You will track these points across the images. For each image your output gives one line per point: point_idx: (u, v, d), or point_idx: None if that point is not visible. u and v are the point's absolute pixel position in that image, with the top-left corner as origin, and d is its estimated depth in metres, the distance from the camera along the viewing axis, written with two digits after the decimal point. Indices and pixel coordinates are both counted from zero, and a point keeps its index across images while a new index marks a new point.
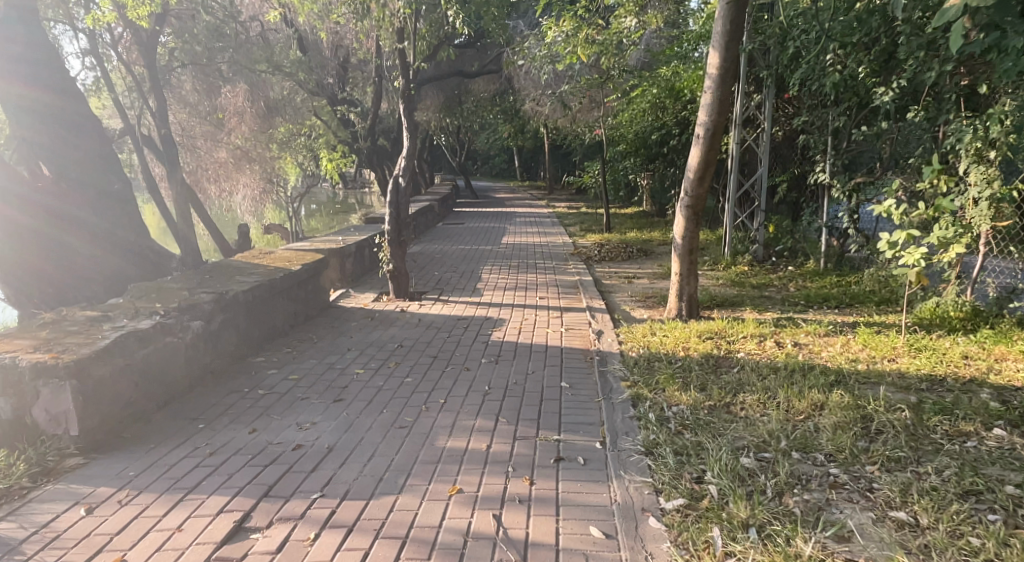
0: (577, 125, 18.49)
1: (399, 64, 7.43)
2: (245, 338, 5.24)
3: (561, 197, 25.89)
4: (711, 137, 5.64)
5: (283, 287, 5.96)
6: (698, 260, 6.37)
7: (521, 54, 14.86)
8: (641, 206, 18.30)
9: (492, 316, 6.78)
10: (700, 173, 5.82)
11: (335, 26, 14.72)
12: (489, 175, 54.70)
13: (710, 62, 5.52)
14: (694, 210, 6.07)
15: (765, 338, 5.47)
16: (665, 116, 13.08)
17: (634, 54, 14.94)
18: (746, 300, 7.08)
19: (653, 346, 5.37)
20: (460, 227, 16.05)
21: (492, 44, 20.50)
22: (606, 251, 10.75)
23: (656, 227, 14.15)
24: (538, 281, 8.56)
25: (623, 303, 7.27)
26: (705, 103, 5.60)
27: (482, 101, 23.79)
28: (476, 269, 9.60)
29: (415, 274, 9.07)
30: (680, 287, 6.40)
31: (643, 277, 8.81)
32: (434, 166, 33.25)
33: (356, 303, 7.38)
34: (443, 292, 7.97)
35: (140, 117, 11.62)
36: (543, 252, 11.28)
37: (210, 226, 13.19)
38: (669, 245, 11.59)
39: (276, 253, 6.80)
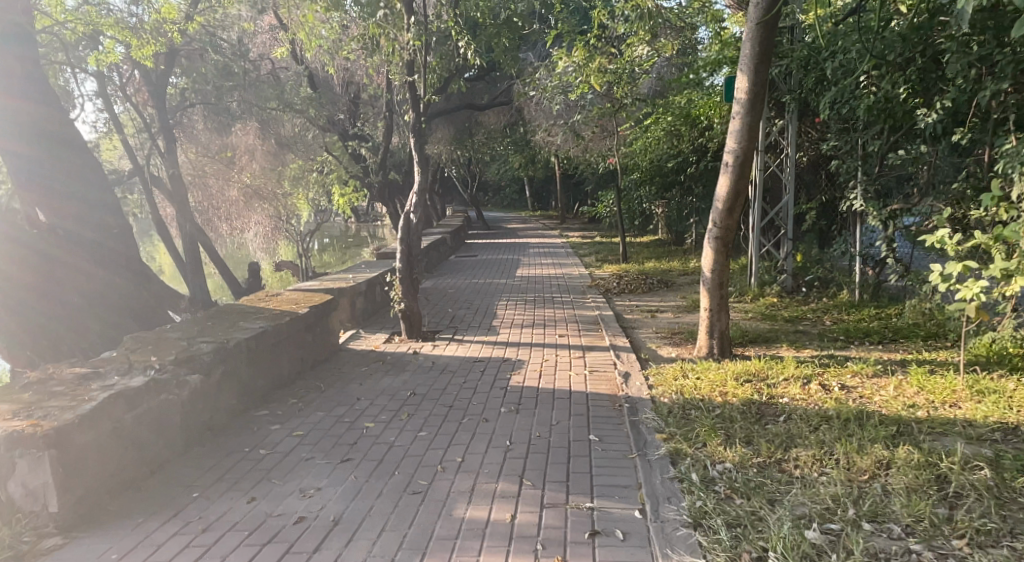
0: (589, 154, 18.27)
1: (409, 98, 7.19)
2: (247, 390, 4.90)
3: (574, 227, 25.66)
4: (741, 166, 5.30)
5: (289, 332, 5.63)
6: (729, 294, 5.99)
7: (532, 84, 14.72)
8: (656, 234, 17.96)
9: (510, 357, 6.40)
10: (729, 203, 5.47)
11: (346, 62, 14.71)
12: (500, 205, 54.75)
13: (738, 87, 5.20)
14: (723, 242, 5.71)
15: (809, 380, 5.05)
16: (680, 143, 12.81)
17: (646, 82, 14.75)
18: (779, 336, 6.66)
19: (686, 391, 4.96)
20: (473, 260, 15.76)
21: (502, 76, 20.47)
22: (625, 282, 10.36)
23: (674, 256, 13.78)
24: (556, 317, 8.18)
25: (649, 340, 6.87)
26: (733, 131, 5.27)
27: (493, 133, 23.71)
28: (491, 305, 9.25)
29: (428, 312, 8.73)
30: (710, 323, 6.01)
31: (666, 311, 8.39)
32: (445, 198, 33.20)
33: (367, 345, 7.02)
34: (458, 330, 7.61)
35: (150, 158, 11.48)
36: (559, 285, 10.92)
37: (220, 265, 12.99)
38: (690, 275, 11.20)
39: (282, 295, 6.48)
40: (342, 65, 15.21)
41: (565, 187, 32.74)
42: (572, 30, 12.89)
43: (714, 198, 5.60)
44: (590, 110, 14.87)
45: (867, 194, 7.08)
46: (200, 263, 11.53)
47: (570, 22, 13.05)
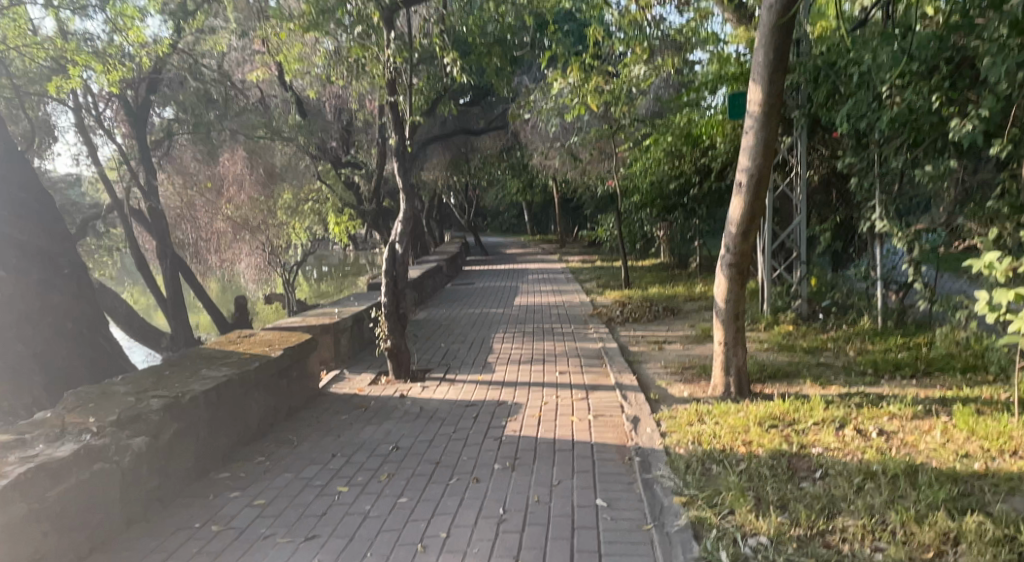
0: (588, 177, 17.85)
1: (393, 121, 6.73)
2: (206, 450, 4.33)
3: (575, 251, 25.21)
4: (756, 185, 4.77)
5: (259, 379, 5.07)
6: (745, 326, 5.44)
7: (527, 107, 14.34)
8: (659, 257, 17.47)
9: (506, 399, 5.82)
10: (744, 226, 4.95)
11: (333, 87, 14.37)
12: (499, 230, 54.44)
13: (750, 99, 4.69)
14: (738, 269, 5.18)
15: (842, 425, 4.49)
16: (681, 164, 12.37)
17: (644, 102, 14.39)
18: (800, 370, 6.08)
19: (704, 439, 4.38)
20: (471, 288, 15.25)
21: (498, 100, 20.17)
22: (629, 310, 9.80)
23: (679, 281, 13.28)
24: (557, 350, 7.60)
25: (658, 377, 6.30)
26: (746, 147, 4.76)
27: (489, 158, 23.36)
28: (487, 337, 8.68)
29: (420, 347, 8.17)
30: (725, 358, 5.46)
31: (674, 342, 7.81)
32: (443, 225, 32.82)
33: (350, 387, 6.45)
34: (450, 368, 7.04)
35: (130, 191, 10.98)
36: (559, 314, 10.34)
37: (205, 300, 12.43)
38: (697, 301, 10.66)
39: (255, 336, 5.93)
40: (332, 90, 14.88)
41: (565, 211, 32.41)
42: (566, 51, 12.52)
43: (726, 221, 5.08)
44: (588, 132, 14.47)
45: (889, 213, 6.56)
46: (182, 299, 10.98)
47: (564, 43, 12.69)
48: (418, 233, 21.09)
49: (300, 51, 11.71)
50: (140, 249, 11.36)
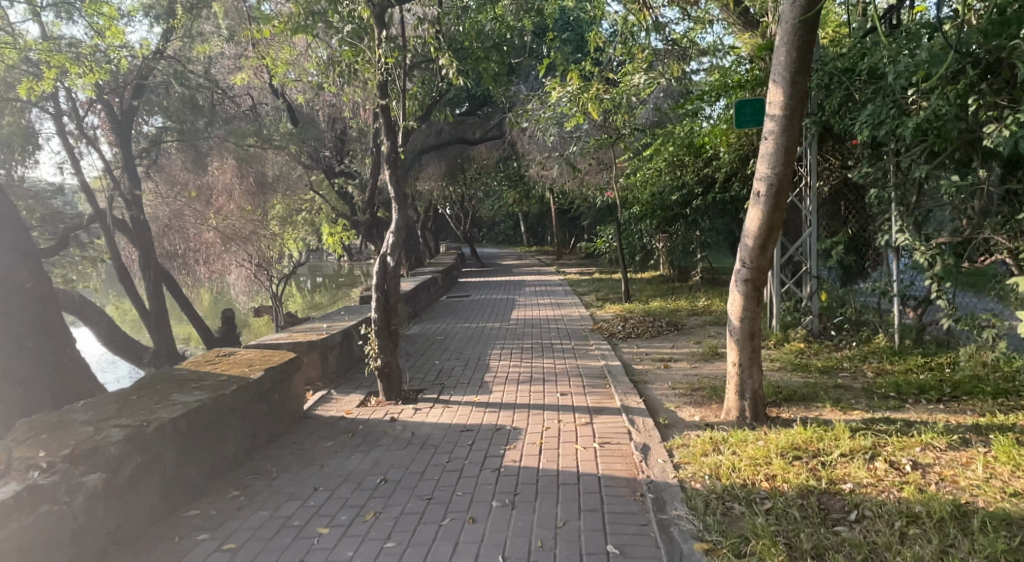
0: (585, 187, 17.54)
1: (384, 128, 6.36)
2: (174, 485, 3.93)
3: (572, 263, 24.87)
4: (777, 195, 4.42)
5: (236, 404, 4.66)
6: (762, 347, 5.07)
7: (524, 116, 14.02)
8: (658, 269, 17.13)
9: (505, 423, 5.42)
10: (762, 239, 4.59)
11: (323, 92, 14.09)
12: (495, 241, 54.10)
13: (769, 101, 4.35)
14: (755, 285, 4.82)
15: (872, 456, 4.12)
16: (682, 174, 12.03)
17: (644, 112, 14.11)
18: (818, 393, 5.69)
19: (723, 472, 4.00)
20: (466, 301, 14.86)
21: (494, 110, 19.89)
22: (631, 326, 9.40)
23: (680, 294, 12.93)
24: (557, 369, 7.19)
25: (666, 399, 5.91)
26: (766, 154, 4.41)
27: (485, 168, 23.06)
28: (483, 354, 8.26)
29: (413, 365, 7.77)
30: (740, 381, 5.09)
31: (680, 360, 7.41)
32: (439, 236, 32.45)
33: (337, 410, 6.03)
34: (444, 388, 6.63)
35: (113, 200, 10.53)
36: (558, 329, 9.93)
37: (192, 313, 12.00)
38: (701, 316, 10.30)
39: (235, 356, 5.52)
40: (325, 97, 14.56)
41: (562, 223, 32.10)
42: (565, 58, 12.21)
43: (742, 233, 4.73)
44: (587, 142, 14.16)
45: (907, 226, 6.23)
46: (165, 313, 10.62)
47: (562, 50, 12.40)
48: (413, 244, 20.72)
49: (289, 55, 11.61)
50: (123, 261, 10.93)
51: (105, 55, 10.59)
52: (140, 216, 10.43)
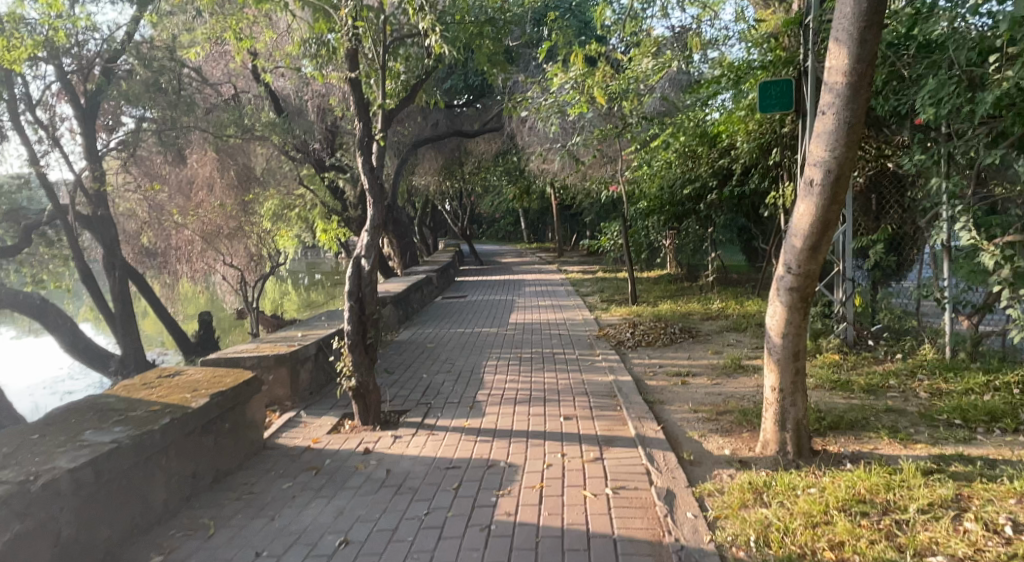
0: (589, 182, 16.66)
1: (356, 107, 5.48)
2: (72, 555, 3.08)
3: (574, 261, 24.02)
4: (834, 185, 3.55)
5: (168, 443, 3.82)
6: (807, 368, 4.22)
7: (523, 104, 13.15)
8: (665, 268, 16.27)
9: (499, 457, 4.56)
10: (813, 239, 3.73)
11: (308, 79, 13.25)
12: (495, 238, 53.24)
13: (828, 67, 3.48)
14: (802, 294, 3.96)
15: (961, 515, 3.27)
16: (694, 166, 11.15)
17: (651, 100, 13.25)
18: (868, 421, 4.82)
19: (773, 537, 3.15)
20: (463, 302, 14.00)
21: (492, 100, 19.00)
22: (641, 332, 8.53)
23: (690, 296, 12.07)
24: (560, 386, 6.32)
25: (689, 426, 5.04)
26: (822, 132, 3.54)
27: (484, 162, 22.19)
28: (477, 366, 7.40)
29: (398, 378, 6.91)
30: (779, 409, 4.24)
31: (699, 375, 6.52)
32: (437, 233, 31.55)
33: (302, 437, 5.15)
34: (431, 409, 5.77)
35: (75, 195, 9.64)
36: (560, 336, 9.04)
37: (166, 317, 11.14)
38: (717, 321, 9.44)
39: (178, 377, 4.67)
40: (313, 85, 13.71)
41: (563, 218, 31.27)
42: (567, 41, 11.35)
43: (788, 231, 3.87)
44: (591, 132, 13.30)
45: (968, 222, 5.37)
46: (131, 318, 9.84)
47: (565, 32, 11.51)
48: (408, 242, 19.84)
49: (269, 37, 10.79)
50: (85, 260, 10.07)
51: (44, 33, 9.61)
52: (104, 213, 9.57)
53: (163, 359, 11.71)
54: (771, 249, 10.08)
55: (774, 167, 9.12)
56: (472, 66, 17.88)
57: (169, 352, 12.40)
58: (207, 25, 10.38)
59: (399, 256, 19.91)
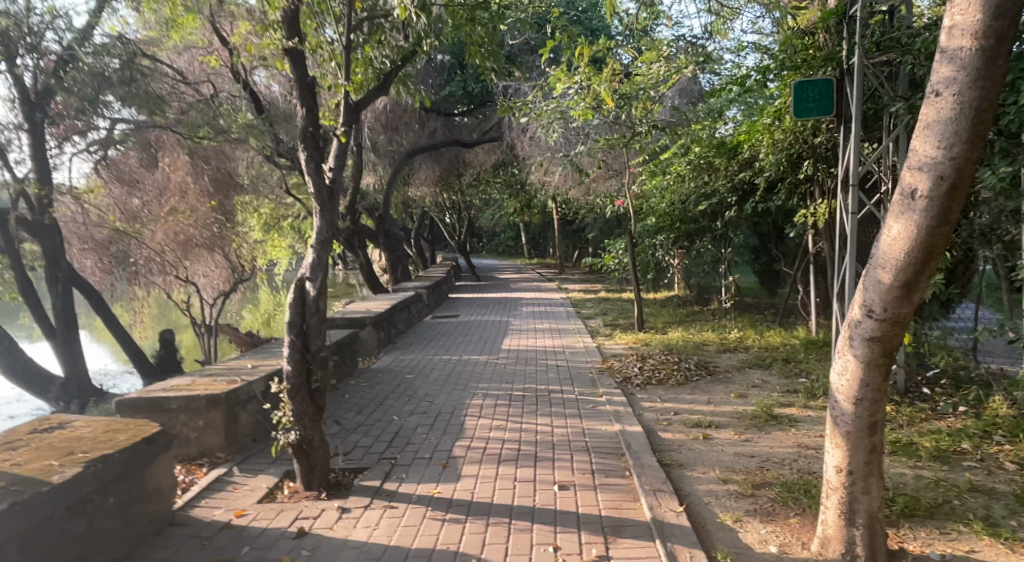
0: (593, 196, 15.70)
1: (299, 88, 4.43)
2: None
3: (575, 278, 23.03)
4: (948, 198, 2.48)
5: (4, 539, 2.73)
6: (886, 444, 3.14)
7: (524, 110, 12.23)
8: (671, 289, 15.22)
9: (470, 549, 3.46)
10: (909, 273, 2.65)
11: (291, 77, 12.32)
12: (495, 252, 52.35)
13: (948, 27, 2.44)
14: (885, 347, 2.89)
15: None
16: (709, 179, 10.15)
17: (662, 109, 12.27)
18: (952, 505, 3.72)
19: None
20: (454, 322, 12.94)
21: (493, 108, 18.10)
22: (650, 366, 7.45)
23: (701, 322, 11.01)
24: (556, 437, 5.22)
25: (718, 505, 3.94)
26: (933, 120, 2.49)
27: (483, 173, 21.24)
28: (461, 405, 6.32)
29: (365, 420, 5.83)
30: (846, 497, 3.16)
31: (724, 427, 5.42)
32: (434, 246, 30.57)
33: (225, 508, 4.04)
34: (396, 467, 4.68)
35: (18, 200, 8.60)
36: (558, 368, 7.96)
37: (122, 334, 10.14)
38: (735, 354, 8.36)
39: (56, 434, 3.58)
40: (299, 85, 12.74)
41: (565, 233, 30.32)
42: (573, 41, 10.44)
43: (870, 260, 2.81)
44: (596, 141, 12.30)
45: None
46: (74, 330, 8.89)
47: (570, 31, 10.57)
48: (401, 255, 18.87)
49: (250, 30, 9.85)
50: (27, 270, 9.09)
51: None
52: (45, 218, 8.55)
53: (117, 386, 10.60)
54: (796, 273, 9.03)
55: (803, 182, 8.12)
56: (471, 72, 17.01)
57: (127, 377, 11.34)
58: (173, 15, 9.45)
59: (390, 270, 18.92)
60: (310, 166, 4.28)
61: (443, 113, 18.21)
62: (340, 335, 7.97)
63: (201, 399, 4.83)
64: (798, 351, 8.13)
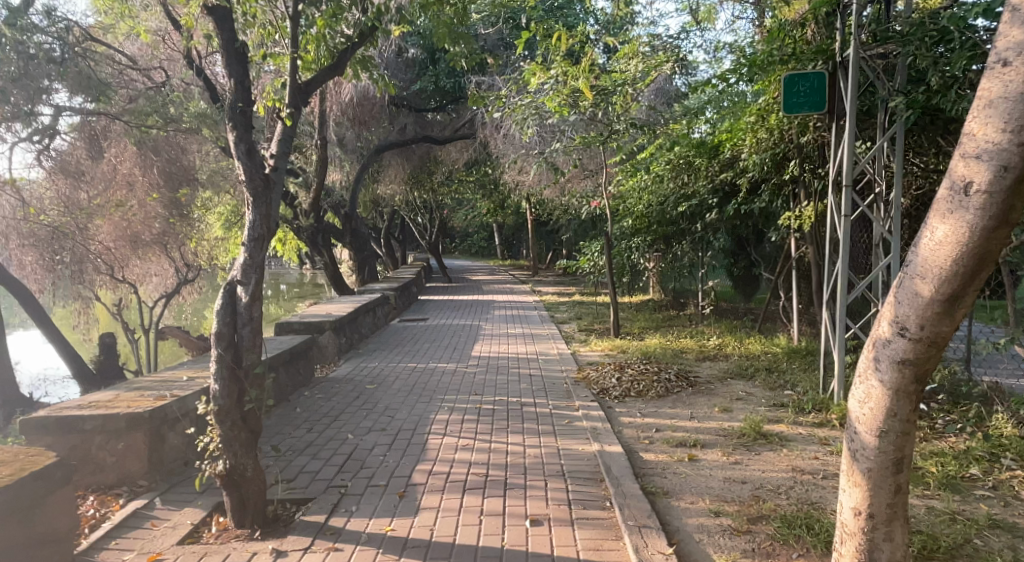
0: (568, 196, 15.26)
1: (228, 57, 3.83)
2: None
3: (549, 281, 22.55)
4: (1012, 191, 2.03)
5: None
6: (912, 482, 2.68)
7: (497, 105, 11.73)
8: (647, 293, 14.82)
9: None
10: (957, 284, 2.19)
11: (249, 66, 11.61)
12: (467, 253, 51.68)
13: None
14: (918, 372, 2.43)
15: None
16: (689, 180, 9.74)
17: (640, 106, 11.85)
18: (974, 546, 3.30)
19: None
20: (421, 326, 12.34)
21: (465, 105, 17.56)
22: (628, 376, 6.97)
23: (679, 328, 10.60)
24: (528, 459, 4.70)
25: (710, 544, 3.45)
26: (996, 97, 2.04)
27: (455, 172, 20.65)
28: (423, 420, 5.75)
29: (315, 439, 5.24)
30: (865, 544, 2.72)
31: (710, 447, 4.95)
32: (404, 246, 29.82)
33: (137, 552, 3.44)
34: (346, 498, 4.10)
35: None
36: (530, 378, 7.43)
37: (57, 338, 9.45)
38: (716, 363, 7.93)
39: None
40: None
41: (539, 234, 29.83)
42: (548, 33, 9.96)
43: (906, 267, 2.35)
44: (571, 138, 11.82)
45: None
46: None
47: (545, 23, 10.09)
48: (368, 255, 18.21)
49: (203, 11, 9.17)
50: None
51: None
52: None
53: (48, 397, 9.80)
54: (779, 279, 8.65)
55: (788, 183, 7.73)
56: (444, 66, 16.45)
57: (62, 386, 10.60)
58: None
59: (357, 271, 18.24)
60: (240, 148, 3.68)
61: (414, 108, 17.61)
62: (294, 341, 7.35)
63: (119, 419, 4.20)
64: (780, 360, 7.73)
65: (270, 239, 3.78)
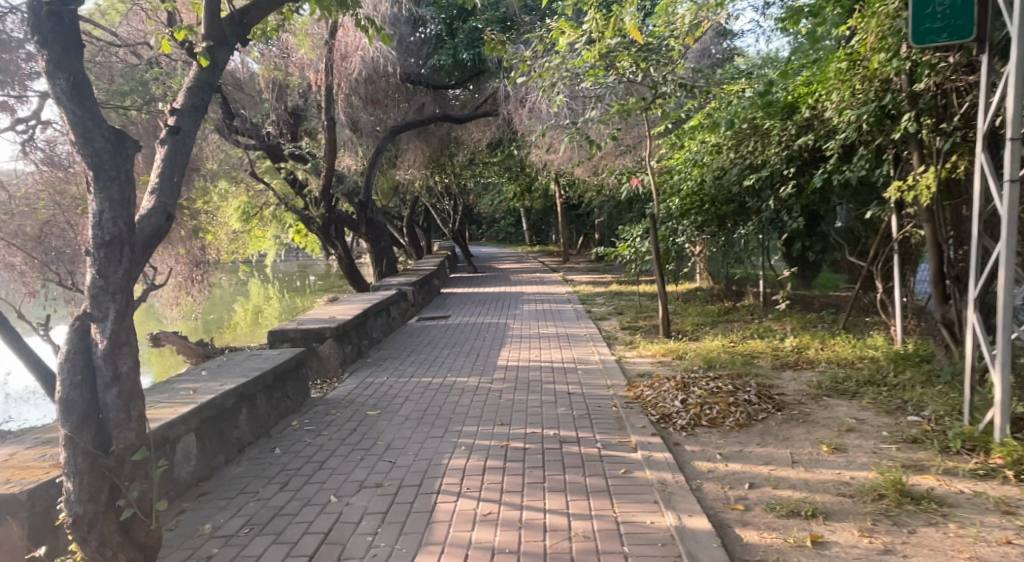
0: (603, 175, 13.68)
1: None
2: None
3: (582, 268, 21.01)
4: None
5: None
6: None
7: (522, 71, 10.14)
8: (694, 281, 13.23)
9: None
10: None
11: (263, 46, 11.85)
12: (494, 240, 50.23)
13: None
14: None
15: None
16: (756, 148, 8.14)
17: (688, 66, 10.21)
18: None
19: None
20: (442, 325, 10.95)
21: (487, 78, 16.07)
22: (695, 395, 5.48)
23: (740, 326, 9.02)
24: (576, 545, 3.28)
25: None
26: None
27: (478, 153, 19.19)
28: (432, 469, 4.37)
29: (283, 508, 3.89)
30: None
31: (837, 519, 3.47)
32: (427, 235, 28.47)
33: None
34: None
35: None
36: (569, 398, 5.99)
37: None
38: (800, 375, 6.38)
39: None
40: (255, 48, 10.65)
41: (569, 218, 28.31)
42: None
43: None
44: (608, 106, 10.22)
45: None
46: None
47: None
48: (386, 246, 16.89)
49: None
50: None
51: None
52: None
53: (11, 424, 8.51)
54: (873, 266, 7.03)
55: (894, 145, 6.09)
56: (462, 36, 14.94)
57: (31, 409, 9.30)
58: None
59: (375, 263, 16.93)
60: (62, 83, 2.95)
61: (431, 85, 16.16)
62: (281, 358, 6.01)
63: None
64: (883, 369, 6.16)
65: (135, 244, 3.06)
